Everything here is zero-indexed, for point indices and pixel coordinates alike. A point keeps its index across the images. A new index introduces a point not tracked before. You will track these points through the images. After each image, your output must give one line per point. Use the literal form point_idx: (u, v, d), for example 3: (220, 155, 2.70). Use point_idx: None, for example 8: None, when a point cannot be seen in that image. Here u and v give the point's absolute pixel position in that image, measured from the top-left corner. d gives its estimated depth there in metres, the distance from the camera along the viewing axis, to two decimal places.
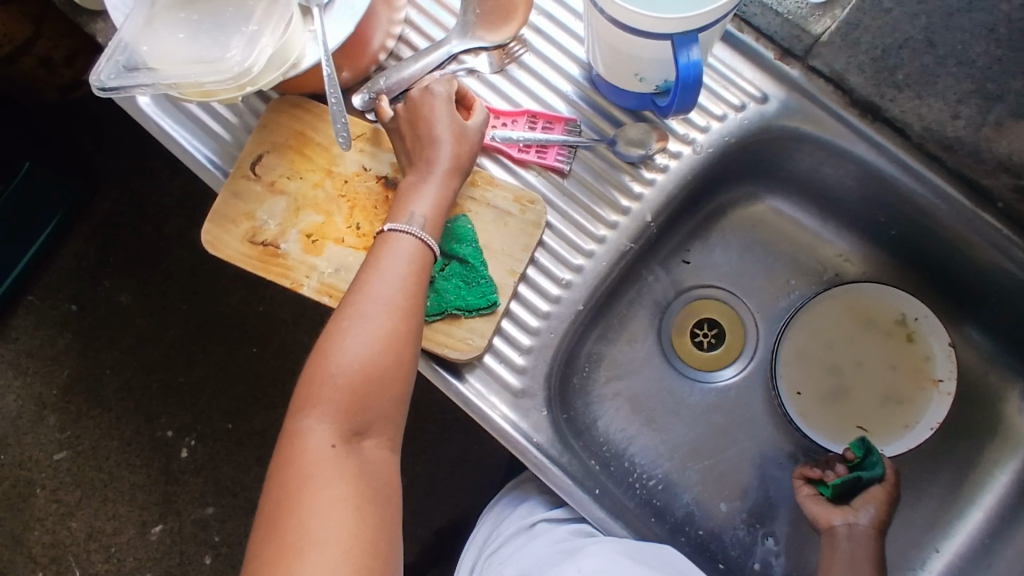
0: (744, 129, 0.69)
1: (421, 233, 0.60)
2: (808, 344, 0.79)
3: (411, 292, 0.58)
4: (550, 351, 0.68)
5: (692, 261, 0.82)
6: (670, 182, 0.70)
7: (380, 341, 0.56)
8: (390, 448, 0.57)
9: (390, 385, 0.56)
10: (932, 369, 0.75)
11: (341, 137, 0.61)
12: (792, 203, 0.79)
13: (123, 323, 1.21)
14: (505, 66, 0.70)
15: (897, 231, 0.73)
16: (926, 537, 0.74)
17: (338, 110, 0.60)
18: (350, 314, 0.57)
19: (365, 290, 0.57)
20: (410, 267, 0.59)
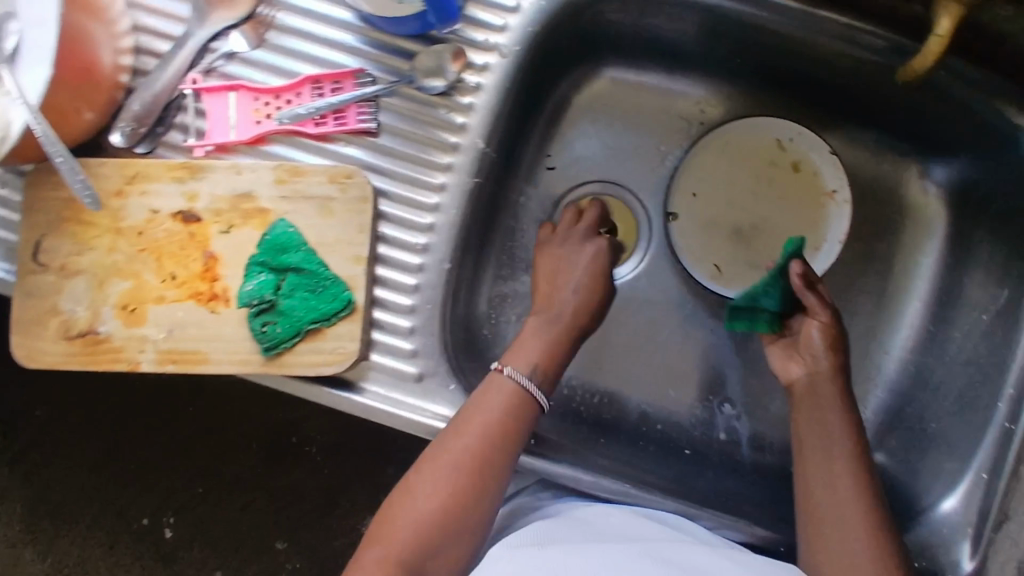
0: (545, 12, 0.61)
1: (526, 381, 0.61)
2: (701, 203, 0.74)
3: (512, 441, 0.58)
4: (436, 321, 0.61)
5: (556, 164, 0.75)
6: (490, 99, 0.61)
7: (402, 486, 0.57)
8: (419, 515, 0.55)
9: (417, 500, 0.56)
10: (825, 184, 0.71)
11: (87, 196, 0.57)
12: (631, 67, 0.73)
13: None
14: (264, 36, 0.61)
15: (744, 57, 0.67)
16: (874, 346, 0.72)
17: (71, 169, 0.55)
18: (444, 436, 0.58)
19: (473, 419, 0.58)
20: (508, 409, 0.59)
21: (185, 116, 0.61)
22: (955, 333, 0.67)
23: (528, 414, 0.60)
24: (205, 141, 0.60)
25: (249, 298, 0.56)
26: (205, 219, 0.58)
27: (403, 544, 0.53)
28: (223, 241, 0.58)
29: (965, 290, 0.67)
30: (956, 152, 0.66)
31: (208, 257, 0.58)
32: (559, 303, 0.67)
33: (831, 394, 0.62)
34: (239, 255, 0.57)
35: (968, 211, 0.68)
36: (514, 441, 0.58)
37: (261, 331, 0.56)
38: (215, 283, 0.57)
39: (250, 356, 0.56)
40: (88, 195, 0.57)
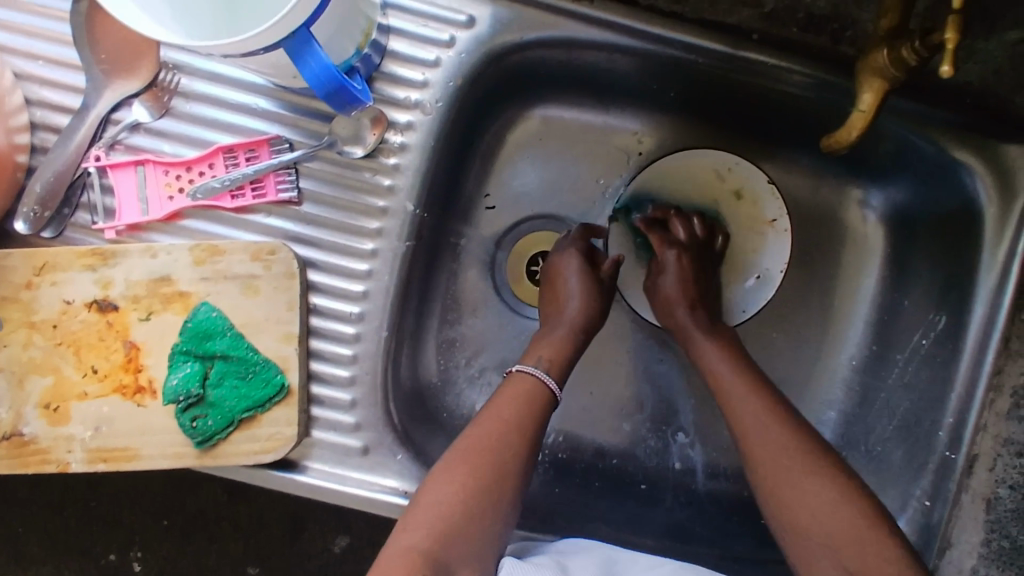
0: (467, 64, 0.58)
1: (540, 372, 0.62)
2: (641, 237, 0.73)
3: (526, 434, 0.57)
4: (378, 391, 0.59)
5: (495, 203, 0.73)
6: (417, 158, 0.59)
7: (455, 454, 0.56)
8: (447, 495, 0.54)
9: (449, 480, 0.55)
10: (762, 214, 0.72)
11: None
12: (564, 104, 0.70)
13: None
14: (168, 107, 0.57)
15: (677, 91, 0.66)
16: (821, 365, 0.73)
17: None
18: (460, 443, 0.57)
19: (491, 420, 0.58)
20: (523, 405, 0.59)
21: (91, 195, 0.57)
22: (897, 357, 0.68)
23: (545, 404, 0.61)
24: (114, 221, 0.57)
25: (175, 394, 0.54)
26: (123, 306, 0.55)
27: (419, 539, 0.52)
28: (145, 328, 0.55)
29: (905, 313, 0.68)
30: (893, 176, 0.66)
31: (130, 347, 0.55)
32: (566, 307, 0.66)
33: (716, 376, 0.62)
34: (162, 342, 0.55)
35: (906, 234, 0.68)
36: (533, 437, 0.58)
37: (192, 426, 0.54)
38: (140, 374, 0.55)
39: (184, 449, 0.54)
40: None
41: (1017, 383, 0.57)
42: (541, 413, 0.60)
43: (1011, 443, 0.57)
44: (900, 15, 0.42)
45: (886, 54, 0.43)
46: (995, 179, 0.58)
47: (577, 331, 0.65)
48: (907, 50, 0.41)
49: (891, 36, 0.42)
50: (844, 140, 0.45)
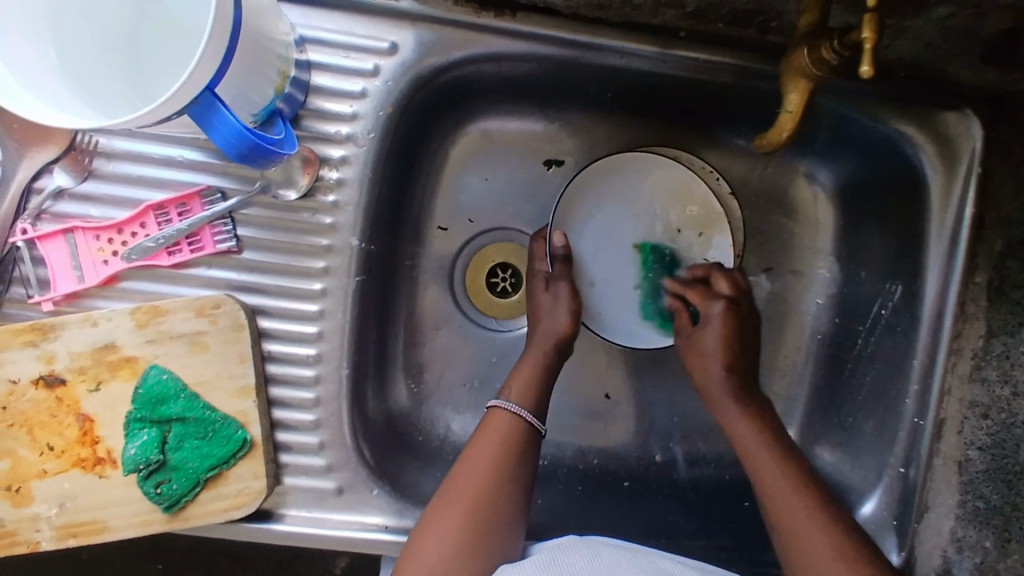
0: (395, 91, 0.57)
1: (517, 406, 0.60)
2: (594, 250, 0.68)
3: (505, 473, 0.56)
4: (343, 430, 0.59)
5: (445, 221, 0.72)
6: (355, 191, 0.58)
7: (448, 497, 0.55)
8: (442, 539, 0.53)
9: (438, 527, 0.54)
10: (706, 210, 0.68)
11: None
12: (502, 114, 0.69)
13: None
14: (91, 168, 0.55)
15: (614, 91, 0.65)
16: (789, 345, 0.73)
17: None
18: (447, 491, 0.56)
19: (474, 462, 0.57)
20: (506, 445, 0.58)
21: (23, 268, 0.55)
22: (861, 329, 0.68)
23: (530, 442, 0.59)
24: (51, 292, 0.55)
25: (135, 464, 0.53)
26: (70, 379, 0.54)
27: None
28: (96, 399, 0.54)
29: (864, 284, 0.68)
30: (839, 151, 0.66)
31: (83, 419, 0.54)
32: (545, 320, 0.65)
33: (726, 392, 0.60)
34: (113, 411, 0.54)
35: (857, 206, 0.68)
36: (518, 478, 0.57)
37: (157, 492, 0.52)
38: (98, 445, 0.54)
39: (150, 515, 0.53)
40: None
41: (976, 346, 0.58)
42: (528, 455, 0.58)
43: (976, 406, 0.58)
44: (821, 10, 0.41)
45: (807, 55, 0.42)
46: (936, 147, 0.58)
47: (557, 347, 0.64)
48: (826, 51, 0.40)
49: (812, 34, 0.41)
50: (776, 139, 0.45)
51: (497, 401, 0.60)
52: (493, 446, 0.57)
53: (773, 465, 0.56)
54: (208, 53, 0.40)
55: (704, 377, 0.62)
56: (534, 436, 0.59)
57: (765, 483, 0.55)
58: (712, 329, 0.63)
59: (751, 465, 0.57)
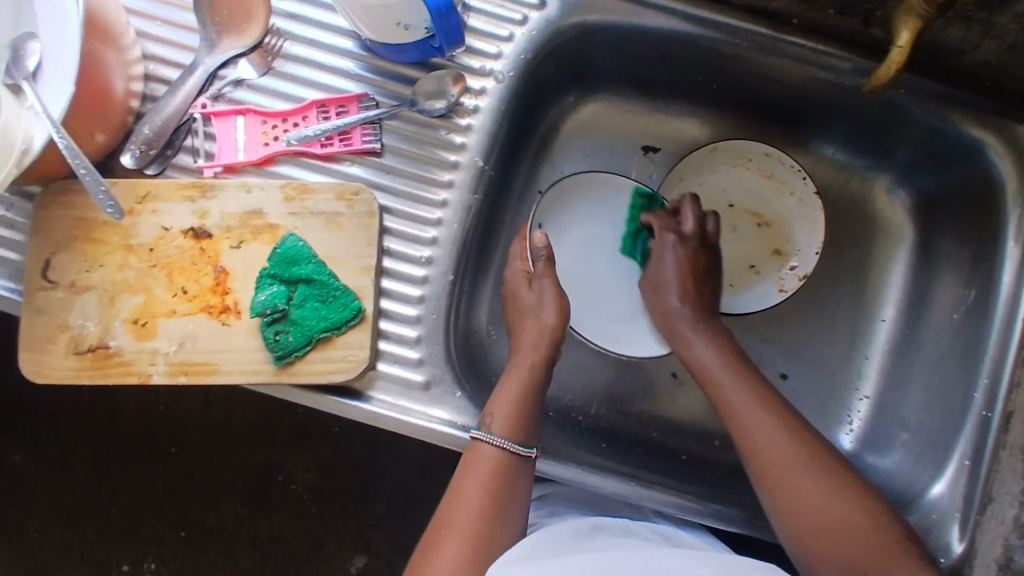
0: (536, 41, 0.65)
1: (500, 439, 0.59)
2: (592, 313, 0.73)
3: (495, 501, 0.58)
4: (439, 331, 0.63)
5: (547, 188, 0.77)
6: (488, 120, 0.65)
7: (444, 531, 0.57)
8: (444, 564, 0.55)
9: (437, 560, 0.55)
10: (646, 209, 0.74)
11: (109, 206, 0.57)
12: (614, 95, 0.77)
13: (67, 449, 1.13)
14: (272, 65, 0.63)
15: (720, 83, 0.73)
16: (856, 349, 0.76)
17: (93, 180, 0.55)
18: (439, 526, 0.57)
19: (466, 496, 0.58)
20: (495, 479, 0.58)
21: (194, 140, 0.62)
22: (928, 332, 0.72)
23: (515, 473, 0.60)
24: (214, 162, 0.62)
25: (262, 308, 0.58)
26: (216, 234, 0.60)
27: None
28: (236, 256, 0.60)
29: (936, 293, 0.72)
30: (918, 164, 0.72)
31: (220, 271, 0.59)
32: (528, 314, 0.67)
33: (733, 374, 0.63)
34: (248, 268, 0.59)
35: (932, 218, 0.73)
36: (507, 507, 0.58)
37: (274, 339, 0.57)
38: (227, 296, 0.59)
39: (262, 365, 0.58)
40: (108, 207, 0.57)
41: None
42: (518, 482, 0.60)
43: None
44: None
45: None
46: (1013, 153, 0.63)
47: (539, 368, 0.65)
48: None
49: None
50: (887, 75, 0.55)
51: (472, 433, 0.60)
52: (473, 478, 0.59)
53: (807, 475, 0.57)
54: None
55: (662, 305, 0.69)
56: (517, 463, 0.60)
57: (761, 457, 0.59)
58: None
59: (744, 437, 0.61)
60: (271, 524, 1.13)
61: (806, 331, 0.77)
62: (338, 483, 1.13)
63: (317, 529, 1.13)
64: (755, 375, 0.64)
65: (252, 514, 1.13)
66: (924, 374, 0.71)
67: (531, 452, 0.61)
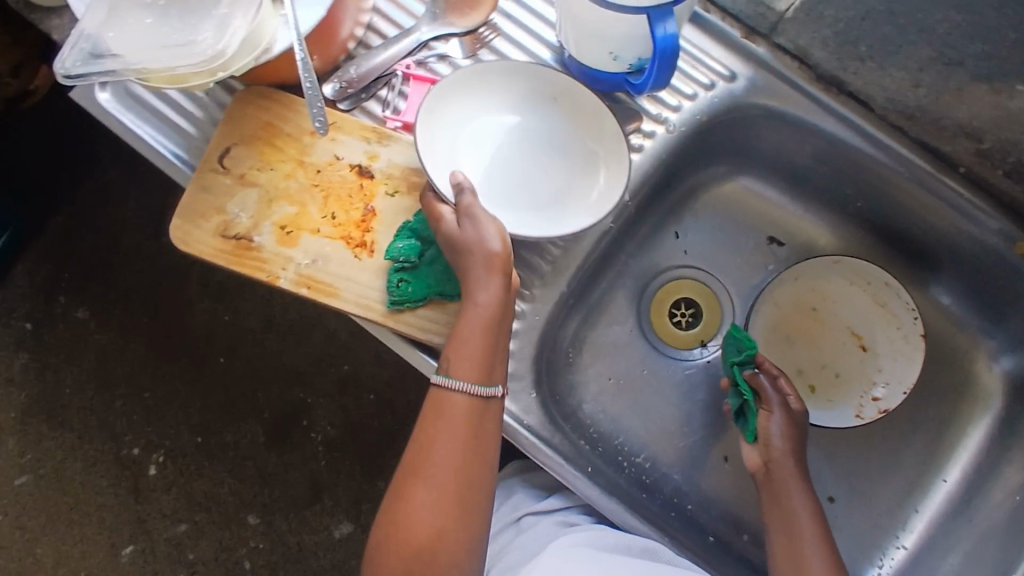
0: (715, 107, 0.70)
1: (465, 385, 0.58)
2: (471, 154, 0.67)
3: (471, 460, 0.57)
4: (532, 333, 0.69)
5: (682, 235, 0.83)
6: (646, 162, 0.70)
7: (417, 477, 0.57)
8: (427, 514, 0.56)
9: (420, 505, 0.56)
10: (610, 185, 0.65)
11: (318, 122, 0.60)
12: (759, 180, 0.81)
13: (131, 322, 1.19)
14: (477, 50, 0.69)
15: (864, 203, 0.76)
16: (908, 497, 0.76)
17: (314, 96, 0.59)
18: (415, 466, 0.57)
19: (440, 441, 0.57)
20: (467, 425, 0.58)
21: (389, 93, 0.68)
22: (986, 507, 0.72)
23: (486, 420, 0.59)
24: (399, 117, 0.68)
25: (396, 255, 0.62)
26: (377, 177, 0.65)
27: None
28: (387, 202, 0.65)
29: (1006, 471, 0.72)
30: None
31: (369, 210, 0.64)
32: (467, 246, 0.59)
33: (810, 528, 0.66)
34: (394, 217, 0.64)
35: None
36: (475, 437, 0.58)
37: (395, 285, 0.61)
38: (368, 234, 0.64)
39: (375, 304, 0.62)
40: (315, 122, 0.61)
41: None
42: (487, 431, 0.59)
43: None
44: None
45: None
46: None
47: (490, 323, 0.59)
48: None
49: None
50: None
51: (435, 378, 0.59)
52: (445, 423, 0.58)
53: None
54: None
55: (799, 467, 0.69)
56: (485, 412, 0.59)
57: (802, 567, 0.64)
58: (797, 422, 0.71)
59: (789, 533, 0.66)
60: (281, 462, 1.17)
61: (865, 462, 0.77)
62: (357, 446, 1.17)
63: (321, 481, 1.16)
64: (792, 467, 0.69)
65: (268, 446, 1.17)
66: (973, 545, 0.70)
67: (498, 390, 0.59)
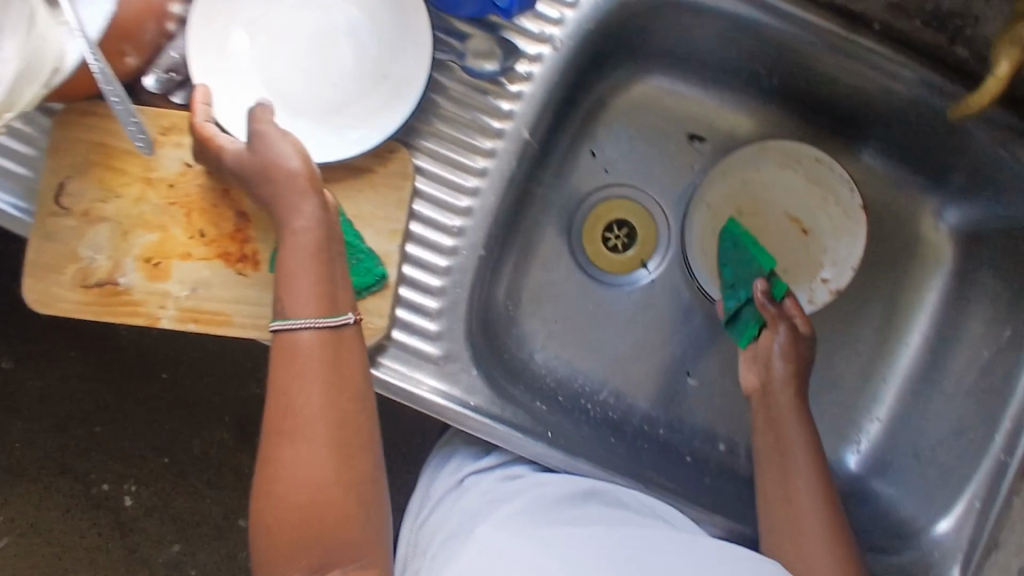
0: (601, 10, 0.62)
1: (313, 319, 0.50)
2: (262, 40, 0.57)
3: (331, 379, 0.50)
4: (461, 307, 0.61)
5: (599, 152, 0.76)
6: (539, 90, 0.62)
7: (283, 441, 0.49)
8: (303, 470, 0.48)
9: (299, 492, 0.48)
10: (417, 74, 0.57)
11: (140, 138, 0.53)
12: (668, 76, 0.74)
13: (55, 359, 1.10)
14: None
15: (781, 79, 0.70)
16: (873, 370, 0.75)
17: (125, 110, 0.51)
18: (280, 439, 0.49)
19: (308, 398, 0.49)
20: (331, 365, 0.50)
21: None
22: (951, 367, 0.71)
23: (348, 347, 0.51)
24: None
25: (283, 265, 0.55)
26: None
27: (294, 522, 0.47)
28: (259, 204, 0.57)
29: (966, 326, 0.71)
30: (972, 192, 0.69)
31: (241, 218, 0.56)
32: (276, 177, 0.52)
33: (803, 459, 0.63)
34: (271, 218, 0.57)
35: (975, 250, 0.71)
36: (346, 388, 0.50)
37: None
38: (247, 245, 0.56)
39: None
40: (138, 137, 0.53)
41: None
42: (353, 359, 0.51)
43: None
44: None
45: None
46: None
47: (321, 249, 0.52)
48: None
49: None
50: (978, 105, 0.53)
51: (278, 325, 0.50)
52: (295, 354, 0.50)
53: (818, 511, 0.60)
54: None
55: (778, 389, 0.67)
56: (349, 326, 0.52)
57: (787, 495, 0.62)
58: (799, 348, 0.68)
59: (776, 471, 0.64)
60: (256, 462, 1.12)
61: (828, 346, 0.75)
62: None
63: None
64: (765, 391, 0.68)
65: (238, 448, 1.12)
66: (944, 408, 0.70)
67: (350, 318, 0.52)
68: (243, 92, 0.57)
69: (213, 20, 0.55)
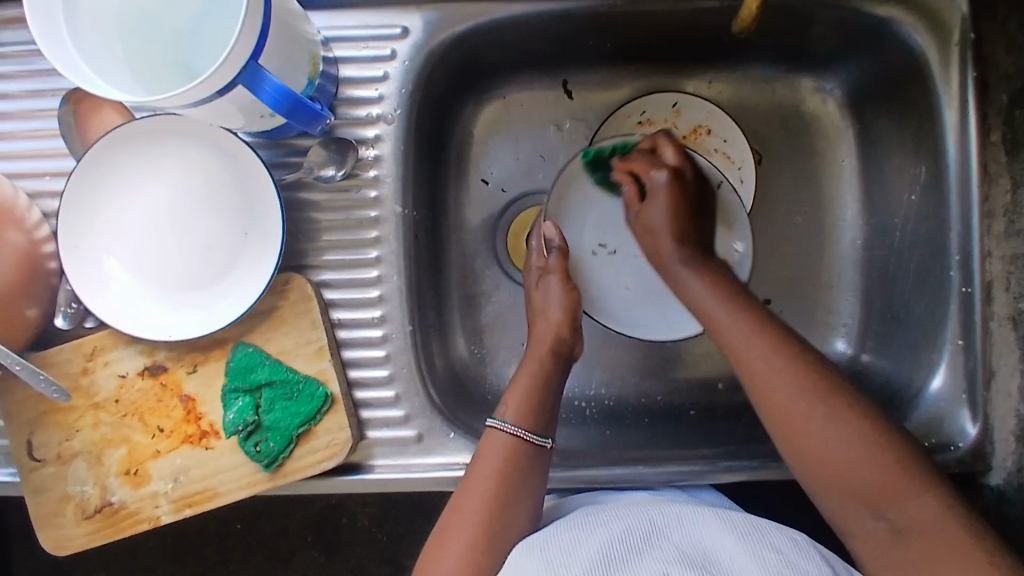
0: (413, 69, 0.64)
1: (513, 425, 0.59)
2: (122, 249, 0.60)
3: (514, 497, 0.56)
4: (416, 385, 0.63)
5: (489, 177, 0.77)
6: (391, 163, 0.64)
7: (466, 498, 0.57)
8: (486, 502, 0.56)
9: (480, 525, 0.55)
10: (272, 218, 0.59)
11: (53, 391, 0.58)
12: (518, 82, 0.76)
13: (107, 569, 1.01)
14: None
15: (613, 42, 0.71)
16: (826, 255, 0.76)
17: (30, 372, 0.57)
18: (460, 497, 0.57)
19: (475, 482, 0.57)
20: (512, 463, 0.58)
21: None
22: (895, 220, 0.70)
23: (532, 463, 0.59)
24: None
25: (234, 427, 0.59)
26: (171, 366, 0.61)
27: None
28: (196, 381, 0.60)
29: (892, 174, 0.70)
30: (836, 55, 0.70)
31: (186, 400, 0.60)
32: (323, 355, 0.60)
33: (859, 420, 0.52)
34: (212, 388, 0.60)
35: (865, 106, 0.72)
36: (516, 488, 0.57)
37: (256, 451, 0.59)
38: (202, 421, 0.60)
39: (255, 476, 0.59)
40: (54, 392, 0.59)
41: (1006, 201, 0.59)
42: (534, 469, 0.58)
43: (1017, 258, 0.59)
44: None
45: None
46: (925, 26, 0.61)
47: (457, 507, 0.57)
48: None
49: None
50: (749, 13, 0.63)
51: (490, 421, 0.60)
52: (477, 454, 0.59)
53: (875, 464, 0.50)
54: (248, 25, 0.46)
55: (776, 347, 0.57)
56: (536, 452, 0.59)
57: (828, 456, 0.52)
58: (658, 204, 0.66)
59: (813, 438, 0.53)
60: (346, 566, 1.00)
61: (775, 253, 0.76)
62: (401, 502, 0.99)
63: (389, 553, 1.00)
64: (743, 302, 0.61)
65: (328, 560, 1.00)
66: (901, 263, 0.70)
67: (548, 442, 0.60)
68: (130, 298, 0.60)
69: (80, 244, 0.59)
